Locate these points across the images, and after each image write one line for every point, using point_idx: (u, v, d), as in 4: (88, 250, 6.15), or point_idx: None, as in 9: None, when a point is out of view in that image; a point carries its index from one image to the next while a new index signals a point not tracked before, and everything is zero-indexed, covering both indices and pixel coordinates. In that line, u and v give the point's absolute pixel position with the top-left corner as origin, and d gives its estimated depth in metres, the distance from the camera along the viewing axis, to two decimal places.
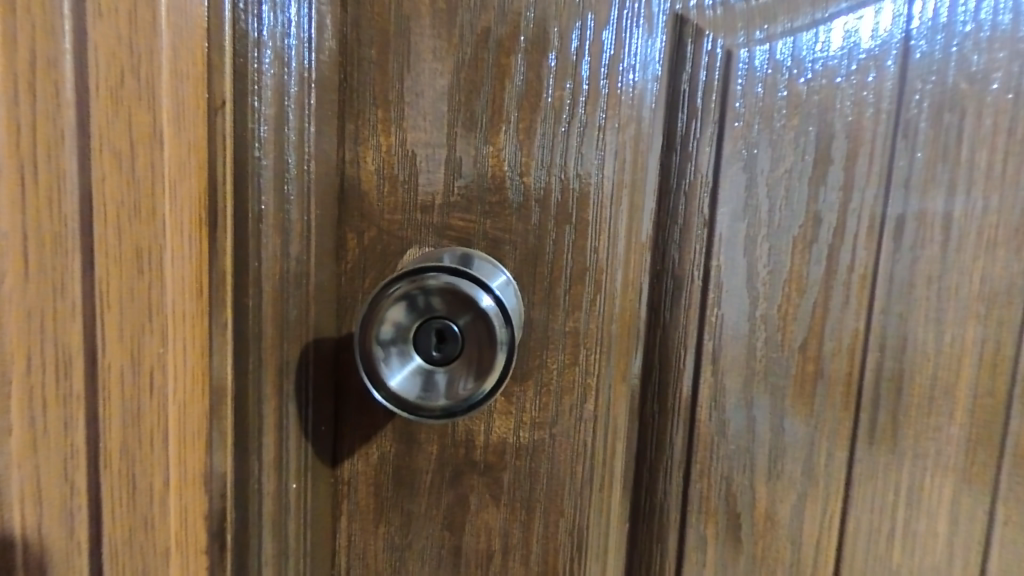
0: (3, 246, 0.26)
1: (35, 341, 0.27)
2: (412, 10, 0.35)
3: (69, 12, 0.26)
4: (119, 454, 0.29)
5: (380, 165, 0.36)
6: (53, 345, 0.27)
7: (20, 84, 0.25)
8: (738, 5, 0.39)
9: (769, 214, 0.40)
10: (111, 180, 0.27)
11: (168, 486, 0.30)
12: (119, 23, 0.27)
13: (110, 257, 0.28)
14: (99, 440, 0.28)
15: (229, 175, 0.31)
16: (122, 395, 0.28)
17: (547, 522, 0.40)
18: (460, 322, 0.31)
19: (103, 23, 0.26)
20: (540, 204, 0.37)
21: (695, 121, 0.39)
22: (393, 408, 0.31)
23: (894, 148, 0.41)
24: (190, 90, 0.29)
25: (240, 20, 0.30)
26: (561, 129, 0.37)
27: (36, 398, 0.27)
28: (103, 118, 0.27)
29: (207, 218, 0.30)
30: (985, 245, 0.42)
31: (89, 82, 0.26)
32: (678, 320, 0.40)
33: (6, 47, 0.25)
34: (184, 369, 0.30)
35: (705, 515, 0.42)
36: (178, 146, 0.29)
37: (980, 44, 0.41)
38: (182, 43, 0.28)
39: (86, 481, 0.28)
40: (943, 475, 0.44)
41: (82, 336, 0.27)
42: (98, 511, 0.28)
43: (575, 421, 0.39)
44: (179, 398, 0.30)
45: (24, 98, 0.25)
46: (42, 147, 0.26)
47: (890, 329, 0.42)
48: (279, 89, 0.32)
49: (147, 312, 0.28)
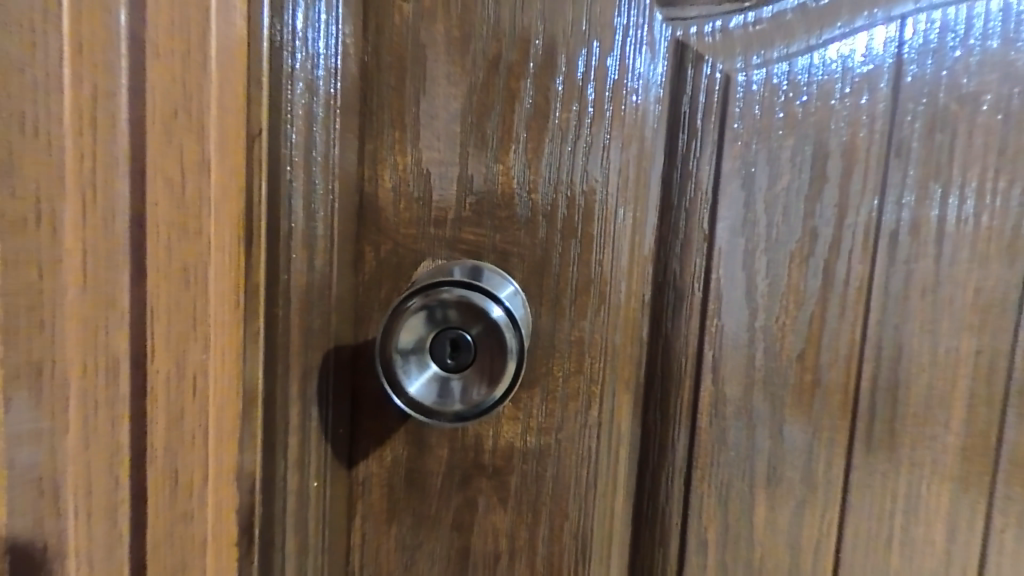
0: (62, 264, 0.29)
1: (89, 348, 0.29)
2: (428, 39, 0.38)
3: (125, 51, 0.29)
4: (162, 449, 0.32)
5: (396, 182, 0.39)
6: (103, 350, 0.30)
7: (81, 115, 0.29)
8: (736, 31, 0.41)
9: (767, 229, 0.42)
10: (165, 204, 0.30)
11: (208, 481, 0.33)
12: (175, 61, 0.30)
13: (160, 273, 0.31)
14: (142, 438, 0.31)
15: (264, 197, 0.34)
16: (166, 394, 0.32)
17: (552, 524, 0.41)
18: (473, 332, 0.32)
19: (160, 61, 0.30)
20: (546, 219, 0.40)
21: (695, 141, 0.41)
22: (410, 412, 0.33)
23: (888, 166, 0.42)
24: (233, 122, 0.32)
25: (275, 53, 0.34)
26: (567, 148, 0.39)
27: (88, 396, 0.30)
28: (157, 147, 0.30)
29: (244, 239, 0.33)
30: (978, 258, 0.44)
31: (145, 115, 0.30)
32: (679, 330, 0.42)
33: (67, 77, 0.28)
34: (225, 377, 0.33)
35: (706, 520, 0.43)
36: (223, 170, 0.32)
37: (970, 67, 0.42)
38: (228, 78, 0.32)
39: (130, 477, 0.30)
40: (940, 483, 0.45)
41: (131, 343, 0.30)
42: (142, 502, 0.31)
43: (579, 426, 0.41)
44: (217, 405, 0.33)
45: (84, 123, 0.29)
46: (100, 171, 0.29)
47: (886, 339, 0.43)
48: (308, 117, 0.35)
49: (192, 323, 0.32)
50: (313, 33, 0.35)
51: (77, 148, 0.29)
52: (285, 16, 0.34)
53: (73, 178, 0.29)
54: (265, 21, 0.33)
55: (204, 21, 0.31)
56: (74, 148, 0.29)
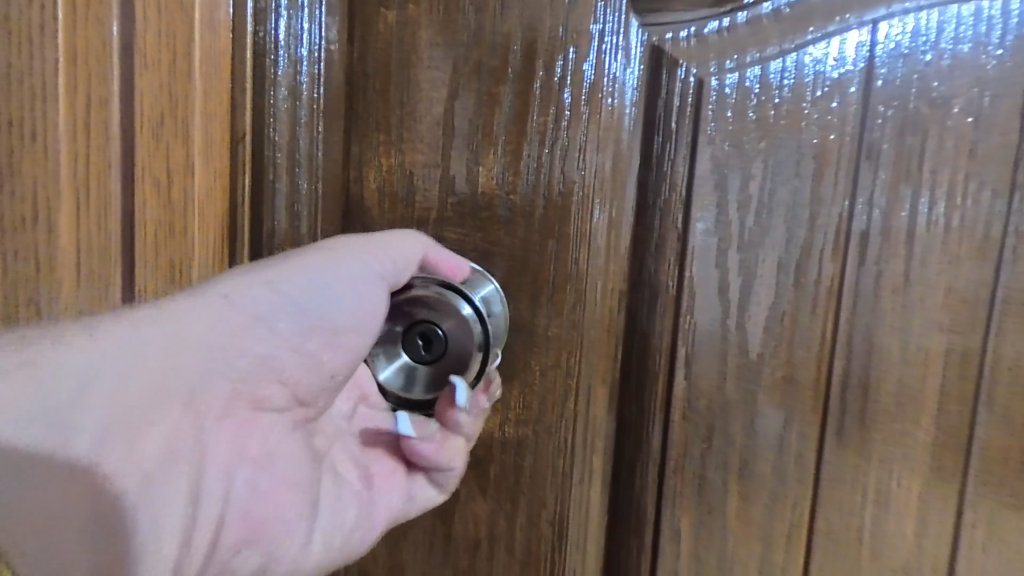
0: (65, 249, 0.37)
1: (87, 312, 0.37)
2: (412, 46, 0.40)
3: (119, 76, 0.36)
4: (265, 443, 0.36)
5: (382, 183, 0.40)
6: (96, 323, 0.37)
7: (84, 128, 0.36)
8: (710, 37, 0.43)
9: (740, 230, 0.43)
10: (153, 202, 0.37)
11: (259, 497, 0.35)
12: (161, 76, 0.37)
13: (147, 264, 0.38)
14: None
15: (247, 196, 0.39)
16: (381, 285, 0.37)
17: (530, 512, 0.43)
18: (444, 327, 0.38)
19: (148, 77, 0.36)
20: (525, 218, 0.41)
21: (670, 143, 0.43)
22: (387, 389, 0.40)
23: (859, 168, 0.44)
24: (218, 129, 0.38)
25: (260, 62, 0.38)
26: (546, 151, 0.41)
27: (268, 318, 0.34)
28: (147, 151, 0.37)
29: (227, 236, 0.39)
30: (949, 259, 0.44)
31: (134, 125, 0.37)
32: (655, 327, 0.44)
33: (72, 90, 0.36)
34: (445, 254, 0.39)
35: (679, 512, 0.45)
36: (207, 172, 0.38)
37: (941, 71, 0.43)
38: (212, 88, 0.37)
39: (323, 328, 0.36)
40: (911, 478, 0.46)
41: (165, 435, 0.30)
42: (248, 481, 0.35)
43: (556, 419, 0.43)
44: (417, 249, 0.38)
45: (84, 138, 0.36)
46: (96, 171, 0.37)
47: (857, 337, 0.45)
48: (292, 120, 0.39)
49: None
50: (295, 42, 0.38)
51: (76, 154, 0.36)
52: (269, 28, 0.38)
53: (76, 179, 0.37)
54: (250, 31, 0.38)
55: (187, 38, 0.37)
56: (80, 152, 0.36)
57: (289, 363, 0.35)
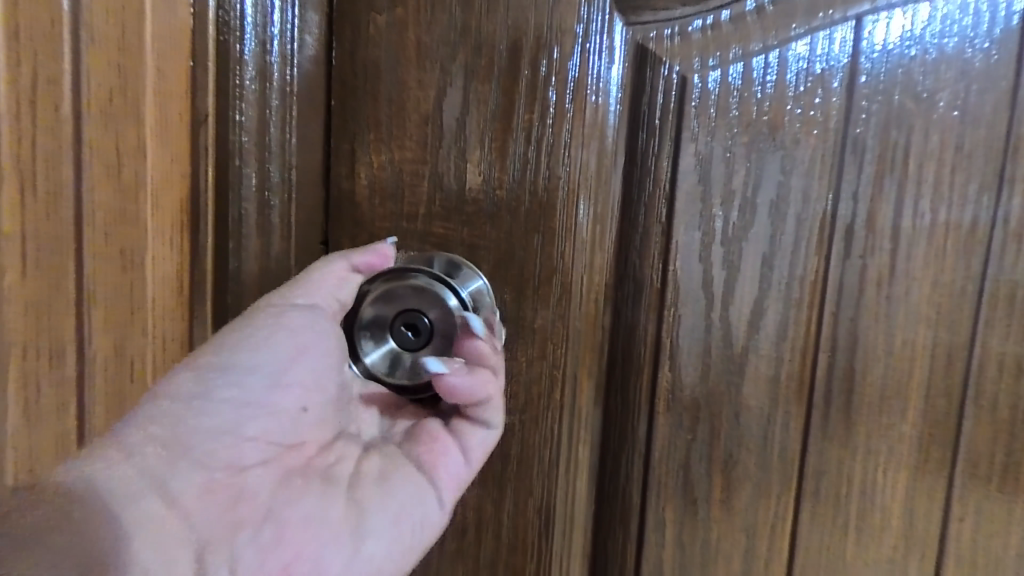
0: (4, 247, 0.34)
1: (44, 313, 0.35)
2: (399, 47, 0.41)
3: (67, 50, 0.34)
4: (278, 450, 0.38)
5: (372, 179, 0.42)
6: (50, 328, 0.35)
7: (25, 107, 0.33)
8: (694, 34, 0.43)
9: (725, 226, 0.44)
10: (102, 187, 0.36)
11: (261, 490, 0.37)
12: (109, 56, 0.36)
13: (99, 254, 0.37)
14: (84, 395, 0.37)
15: (211, 181, 0.41)
16: (307, 313, 0.38)
17: (517, 499, 0.44)
18: (429, 316, 0.39)
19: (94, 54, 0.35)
20: (510, 212, 0.42)
21: (654, 139, 0.43)
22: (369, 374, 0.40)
23: (843, 162, 0.44)
24: (176, 115, 0.39)
25: (227, 44, 0.39)
26: (531, 148, 0.42)
27: (206, 383, 0.36)
28: (95, 131, 0.36)
29: (186, 220, 0.41)
30: (934, 252, 0.45)
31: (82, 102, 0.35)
32: (639, 319, 0.45)
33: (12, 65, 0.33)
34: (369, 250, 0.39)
35: (664, 501, 0.46)
36: (164, 156, 0.39)
37: (926, 66, 0.43)
38: (167, 72, 0.38)
39: (266, 373, 0.37)
40: (897, 470, 0.46)
41: (165, 509, 0.34)
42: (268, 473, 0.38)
43: (542, 409, 0.44)
44: (325, 262, 0.38)
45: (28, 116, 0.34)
46: (42, 155, 0.34)
47: (841, 331, 0.45)
48: (262, 105, 0.40)
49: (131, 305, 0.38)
50: (266, 21, 0.40)
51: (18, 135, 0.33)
52: (236, 7, 0.39)
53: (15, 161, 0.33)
54: (213, 10, 0.39)
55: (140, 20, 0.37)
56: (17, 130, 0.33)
57: (246, 416, 0.37)
